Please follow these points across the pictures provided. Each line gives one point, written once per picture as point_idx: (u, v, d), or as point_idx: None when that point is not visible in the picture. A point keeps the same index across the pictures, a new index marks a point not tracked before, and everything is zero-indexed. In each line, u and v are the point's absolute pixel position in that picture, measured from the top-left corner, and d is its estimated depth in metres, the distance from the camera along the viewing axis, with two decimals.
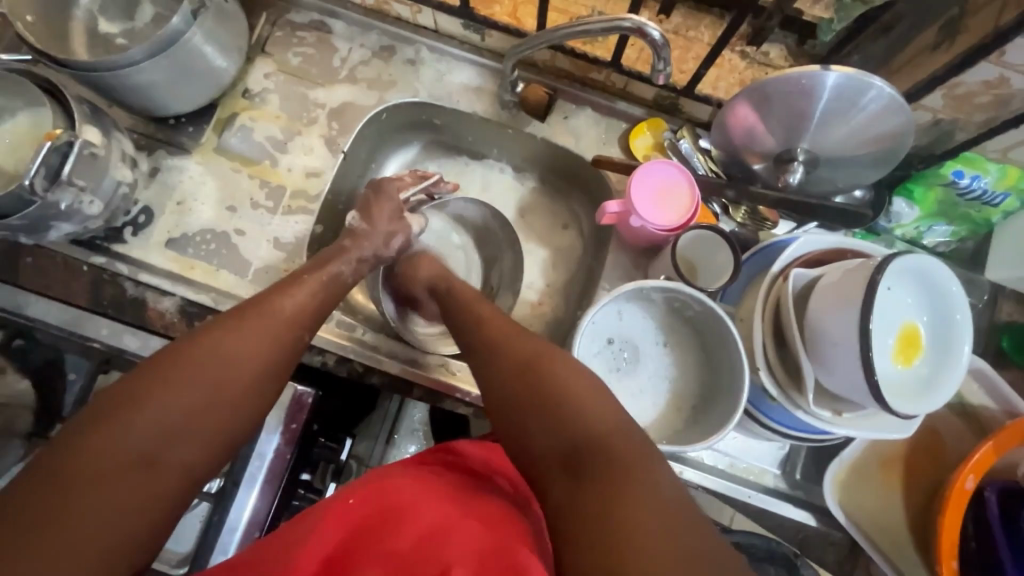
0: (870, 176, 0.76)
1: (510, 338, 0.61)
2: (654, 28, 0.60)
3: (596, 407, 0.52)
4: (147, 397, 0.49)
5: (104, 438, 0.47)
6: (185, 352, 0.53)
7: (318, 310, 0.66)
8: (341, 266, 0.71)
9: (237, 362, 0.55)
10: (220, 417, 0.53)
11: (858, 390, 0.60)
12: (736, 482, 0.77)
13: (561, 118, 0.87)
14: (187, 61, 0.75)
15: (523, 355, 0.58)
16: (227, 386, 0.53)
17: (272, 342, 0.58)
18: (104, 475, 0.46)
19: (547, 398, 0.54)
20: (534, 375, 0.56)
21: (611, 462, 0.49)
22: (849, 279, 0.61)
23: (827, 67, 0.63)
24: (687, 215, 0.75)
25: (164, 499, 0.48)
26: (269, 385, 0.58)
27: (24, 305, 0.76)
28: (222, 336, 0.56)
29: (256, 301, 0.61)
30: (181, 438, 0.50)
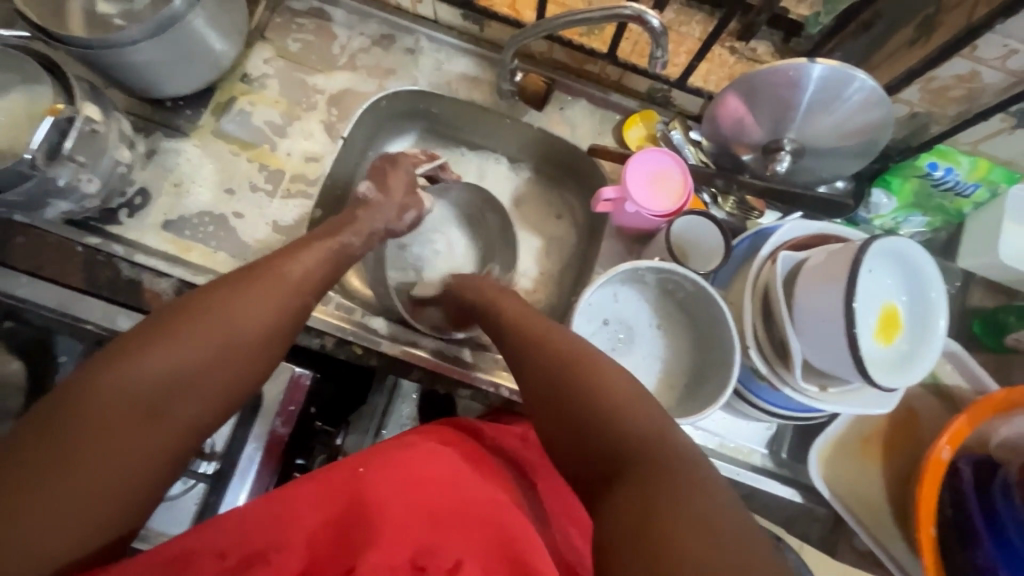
0: (851, 167, 0.80)
1: (544, 342, 0.62)
2: (654, 16, 0.63)
3: (633, 410, 0.53)
4: (156, 349, 0.52)
5: (113, 384, 0.49)
6: (193, 309, 0.55)
7: (324, 278, 0.68)
8: (351, 238, 0.73)
9: (244, 321, 0.57)
10: (225, 373, 0.55)
11: (844, 365, 0.63)
12: (725, 461, 0.80)
13: (557, 110, 0.90)
14: (189, 42, 0.75)
15: (562, 357, 0.59)
16: (233, 343, 0.56)
17: (278, 304, 0.60)
18: (111, 420, 0.48)
19: (580, 399, 0.55)
20: (569, 375, 0.57)
21: (650, 462, 0.48)
22: (834, 261, 0.64)
23: (813, 59, 0.66)
24: (681, 201, 0.78)
25: (167, 447, 0.51)
26: (274, 345, 0.60)
27: (15, 285, 0.75)
28: (231, 297, 0.58)
29: (265, 265, 0.62)
30: (185, 391, 0.52)
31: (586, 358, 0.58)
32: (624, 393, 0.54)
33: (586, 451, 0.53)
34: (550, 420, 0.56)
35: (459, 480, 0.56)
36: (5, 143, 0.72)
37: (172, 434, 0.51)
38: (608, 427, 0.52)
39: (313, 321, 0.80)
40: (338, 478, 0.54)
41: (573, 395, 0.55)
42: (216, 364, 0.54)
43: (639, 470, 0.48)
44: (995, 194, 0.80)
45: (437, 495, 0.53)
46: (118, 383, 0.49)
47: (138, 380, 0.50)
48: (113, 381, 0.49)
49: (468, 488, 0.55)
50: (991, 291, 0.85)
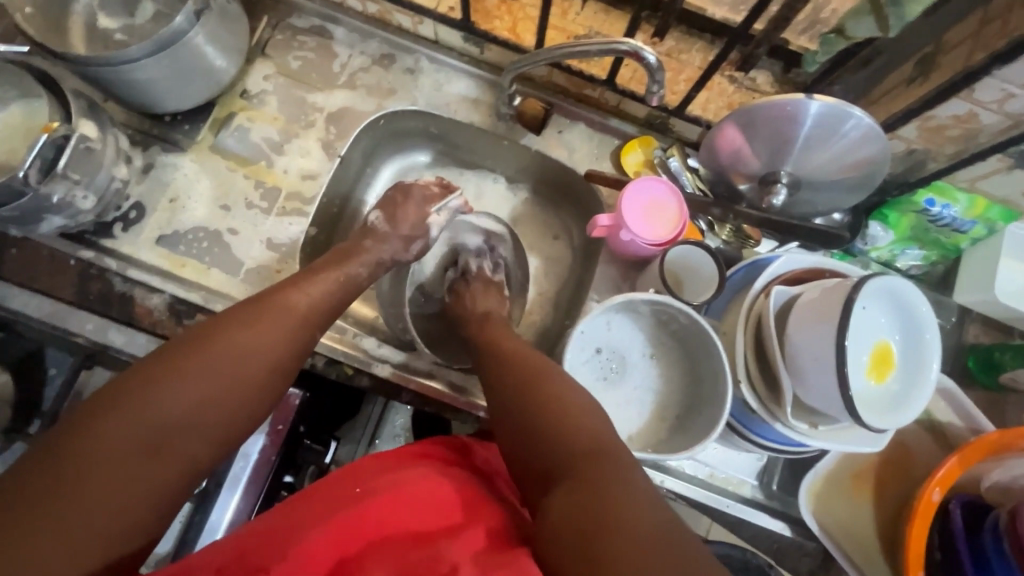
0: (847, 201, 0.80)
1: (504, 361, 0.66)
2: (650, 52, 0.63)
3: (579, 418, 0.55)
4: (164, 383, 0.51)
5: (112, 424, 0.48)
6: (203, 342, 0.55)
7: (329, 308, 0.67)
8: (359, 268, 0.73)
9: (250, 354, 0.56)
10: (231, 409, 0.54)
11: (836, 405, 0.63)
12: (714, 492, 0.79)
13: (556, 132, 0.89)
14: (189, 59, 0.75)
15: (517, 374, 0.63)
16: (239, 378, 0.55)
17: (282, 339, 0.60)
18: (112, 457, 0.47)
19: (529, 411, 0.58)
20: (525, 389, 0.60)
21: (587, 464, 0.51)
22: (827, 297, 0.63)
23: (811, 96, 0.66)
24: (675, 231, 0.78)
25: (167, 487, 0.50)
26: (279, 379, 0.59)
27: (7, 297, 0.75)
28: (238, 329, 0.57)
29: (272, 296, 0.62)
30: (187, 430, 0.51)
31: (540, 373, 0.62)
32: (569, 403, 0.57)
33: (536, 460, 0.55)
34: (508, 431, 0.59)
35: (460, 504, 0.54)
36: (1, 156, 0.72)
37: (175, 473, 0.50)
38: (555, 435, 0.54)
39: None
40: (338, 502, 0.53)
41: (521, 403, 0.59)
42: (224, 400, 0.54)
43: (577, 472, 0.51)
44: (992, 231, 0.80)
45: (439, 521, 0.52)
46: (126, 417, 0.48)
47: (146, 415, 0.49)
48: (121, 415, 0.48)
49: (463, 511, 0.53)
50: (987, 327, 0.85)
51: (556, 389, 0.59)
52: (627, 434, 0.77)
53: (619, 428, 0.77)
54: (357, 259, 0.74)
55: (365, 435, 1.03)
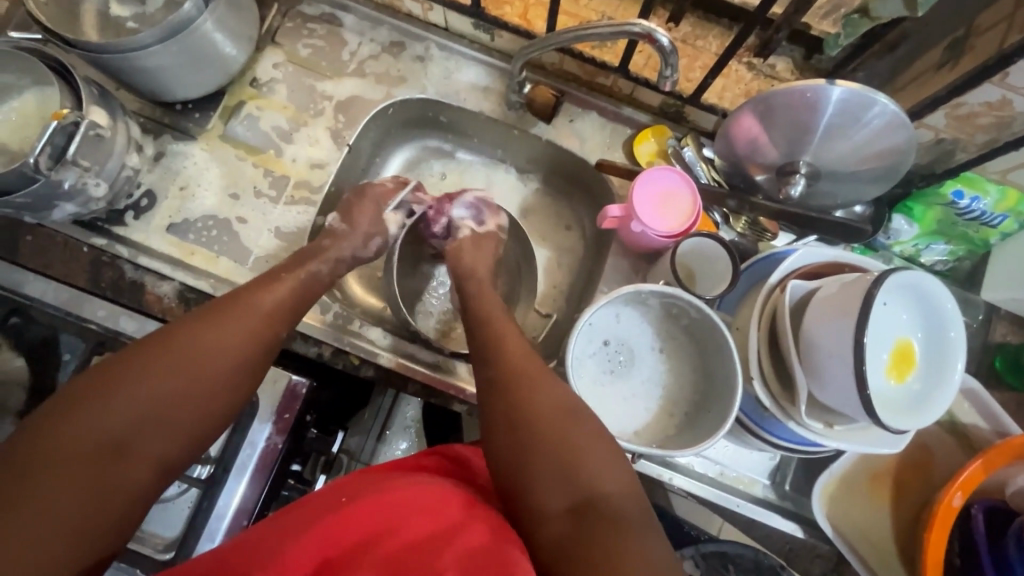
0: (869, 192, 0.77)
1: (543, 379, 0.62)
2: (663, 34, 0.61)
3: (613, 471, 0.55)
4: (129, 382, 0.52)
5: (80, 422, 0.49)
6: (166, 342, 0.55)
7: (296, 306, 0.67)
8: (319, 266, 0.72)
9: (211, 353, 0.57)
10: (192, 406, 0.54)
11: (853, 405, 0.60)
12: (725, 491, 0.78)
13: (566, 121, 0.87)
14: (197, 47, 0.75)
15: (555, 399, 0.60)
16: (200, 377, 0.55)
17: (248, 335, 0.60)
18: (79, 454, 0.48)
19: (562, 448, 0.56)
20: (555, 421, 0.58)
21: (622, 520, 0.52)
22: (847, 292, 0.61)
23: (833, 81, 0.63)
24: (688, 223, 0.76)
25: (137, 482, 0.51)
26: (244, 378, 0.59)
27: (22, 282, 0.76)
28: (202, 328, 0.58)
29: (239, 298, 0.62)
30: (156, 425, 0.52)
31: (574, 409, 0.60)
32: (604, 453, 0.57)
33: (561, 498, 0.54)
34: (528, 453, 0.57)
35: (451, 504, 0.54)
36: (14, 144, 0.73)
37: (136, 472, 0.51)
38: (591, 479, 0.54)
39: (311, 329, 0.80)
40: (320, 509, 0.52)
41: (560, 437, 0.57)
42: (185, 398, 0.54)
43: (609, 520, 0.51)
44: None
45: (423, 518, 0.51)
46: (83, 417, 0.49)
47: (106, 415, 0.50)
48: (80, 416, 0.49)
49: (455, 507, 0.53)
50: (1016, 326, 0.82)
51: (593, 432, 0.58)
52: (634, 429, 0.75)
53: (626, 422, 0.76)
54: (326, 258, 0.74)
55: (375, 427, 1.04)
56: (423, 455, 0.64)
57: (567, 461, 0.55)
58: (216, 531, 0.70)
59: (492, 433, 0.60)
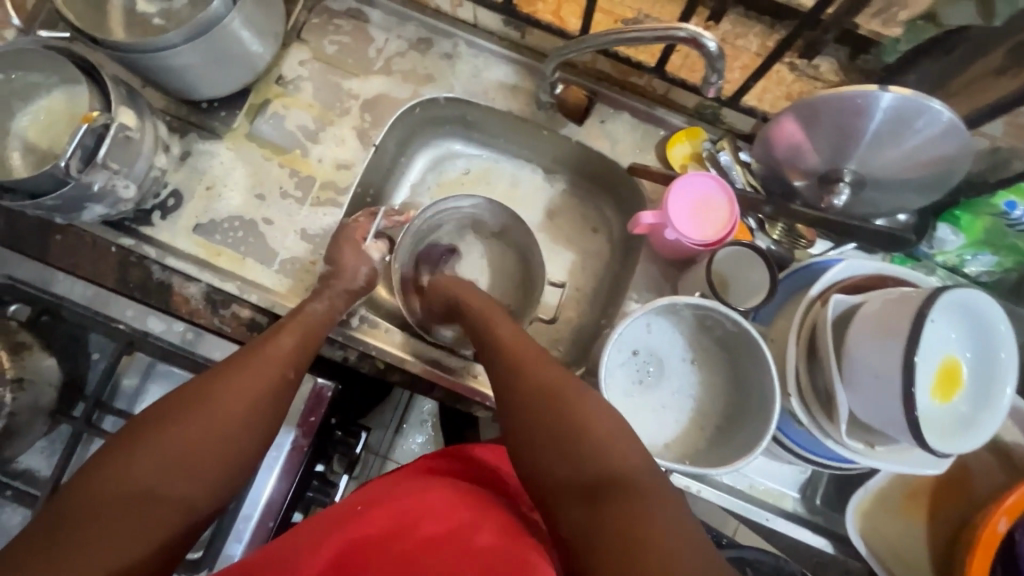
0: (916, 202, 0.74)
1: (536, 365, 0.60)
2: (710, 39, 0.58)
3: (619, 445, 0.52)
4: (151, 437, 0.54)
5: (105, 479, 0.51)
6: (188, 397, 0.58)
7: (307, 348, 0.68)
8: (317, 304, 0.73)
9: (228, 402, 0.58)
10: (215, 455, 0.56)
11: (898, 426, 0.58)
12: (754, 504, 0.76)
13: (598, 122, 0.85)
14: (225, 46, 0.74)
15: (547, 380, 0.58)
16: (217, 426, 0.57)
17: (258, 380, 0.61)
18: (103, 510, 0.49)
19: (562, 429, 0.54)
20: (558, 401, 0.56)
21: (635, 490, 0.49)
22: (893, 310, 0.58)
23: (885, 88, 0.60)
24: (725, 231, 0.74)
25: (164, 532, 0.51)
26: (262, 422, 0.60)
27: (52, 281, 0.76)
28: (214, 379, 0.60)
29: (254, 348, 0.64)
30: (178, 473, 0.54)
31: (573, 388, 0.57)
32: (610, 425, 0.54)
33: (572, 478, 0.52)
34: (530, 442, 0.56)
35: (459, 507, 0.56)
36: (44, 144, 0.73)
37: (168, 524, 0.52)
38: (597, 456, 0.52)
39: (338, 332, 0.80)
40: (339, 519, 0.56)
41: (559, 414, 0.55)
42: (207, 449, 0.55)
43: (619, 495, 0.49)
44: None
45: (431, 525, 0.54)
46: (112, 475, 0.51)
47: (135, 471, 0.52)
48: (108, 473, 0.51)
49: (466, 511, 0.56)
50: None
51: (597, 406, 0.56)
52: (664, 442, 0.74)
53: (655, 433, 0.74)
54: (334, 292, 0.75)
55: (393, 420, 1.09)
56: (433, 455, 0.67)
57: (569, 438, 0.53)
58: (242, 531, 0.70)
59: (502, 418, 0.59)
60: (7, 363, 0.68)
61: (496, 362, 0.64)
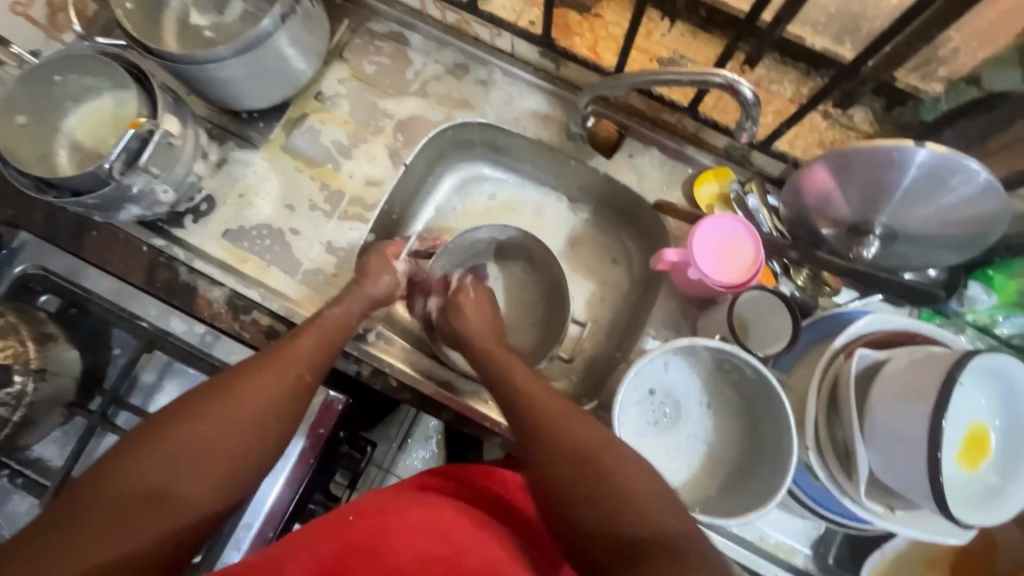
0: (946, 258, 0.73)
1: (562, 418, 0.59)
2: (747, 86, 0.59)
3: (649, 504, 0.52)
4: (166, 431, 0.54)
5: (117, 471, 0.51)
6: (203, 394, 0.57)
7: (325, 353, 0.68)
8: (334, 309, 0.72)
9: (241, 402, 0.58)
10: (227, 456, 0.55)
11: (921, 492, 0.56)
12: (763, 557, 0.74)
13: (626, 156, 0.86)
14: (270, 61, 0.76)
15: (578, 442, 0.57)
16: (231, 425, 0.56)
17: (275, 382, 0.61)
18: (115, 501, 0.49)
19: (588, 489, 0.53)
20: (587, 461, 0.55)
21: (666, 547, 0.48)
22: (921, 369, 0.57)
23: (921, 144, 0.59)
24: (749, 274, 0.73)
25: (170, 529, 0.51)
26: (275, 425, 0.59)
27: (82, 276, 0.79)
28: (233, 378, 0.59)
29: (273, 349, 0.64)
30: (188, 470, 0.53)
31: (606, 443, 0.56)
32: (642, 484, 0.53)
33: (607, 537, 0.51)
34: (561, 503, 0.54)
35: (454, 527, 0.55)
36: (91, 144, 0.77)
37: (173, 521, 0.51)
38: (632, 518, 0.50)
39: (353, 347, 0.81)
40: (330, 523, 0.56)
41: (595, 479, 0.54)
42: (220, 452, 0.55)
43: (661, 557, 0.48)
44: None
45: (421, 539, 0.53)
46: (124, 474, 0.50)
47: (149, 472, 0.51)
48: (122, 466, 0.51)
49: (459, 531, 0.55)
50: None
51: (624, 467, 0.54)
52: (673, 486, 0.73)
53: (665, 477, 0.73)
54: (356, 297, 0.75)
55: (398, 435, 1.08)
56: (426, 475, 0.66)
57: (601, 498, 0.52)
58: (242, 539, 0.69)
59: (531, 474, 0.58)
60: (33, 353, 0.70)
61: (520, 421, 0.61)
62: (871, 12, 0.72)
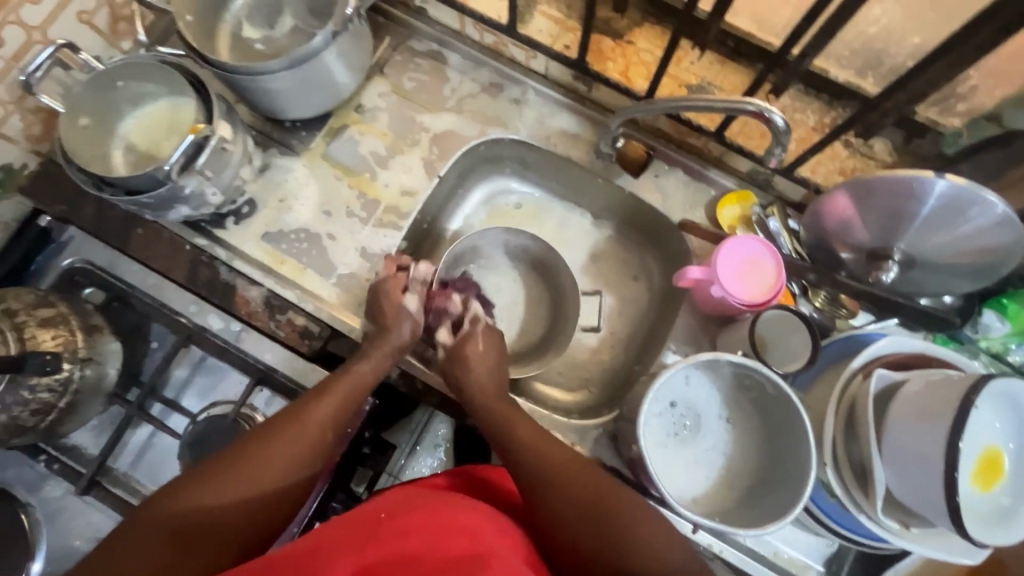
0: (962, 287, 0.75)
1: (576, 467, 0.64)
2: (778, 115, 0.62)
3: (655, 549, 0.58)
4: (194, 486, 0.58)
5: (149, 519, 0.56)
6: (232, 453, 0.61)
7: (347, 415, 0.69)
8: (363, 366, 0.73)
9: (263, 463, 0.61)
10: (244, 515, 0.59)
11: (936, 510, 0.58)
12: (777, 572, 0.76)
13: (652, 176, 0.89)
14: (319, 75, 0.81)
15: (590, 489, 0.62)
16: (251, 486, 0.60)
17: (296, 446, 0.64)
18: (144, 548, 0.54)
19: (603, 544, 0.59)
20: (596, 513, 0.60)
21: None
22: (939, 392, 0.59)
23: (941, 175, 0.62)
24: (770, 293, 0.75)
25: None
26: (288, 488, 0.62)
27: (127, 271, 0.83)
28: (260, 440, 0.63)
29: (299, 408, 0.67)
30: (209, 526, 0.57)
31: (615, 494, 0.62)
32: (649, 531, 0.59)
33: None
34: (574, 548, 0.60)
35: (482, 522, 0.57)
36: (144, 146, 0.81)
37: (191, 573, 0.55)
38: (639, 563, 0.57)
39: None
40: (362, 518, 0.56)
41: (606, 528, 0.59)
42: (238, 511, 0.58)
43: None
44: None
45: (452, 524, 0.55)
46: (155, 523, 0.56)
47: (166, 530, 0.55)
48: (155, 515, 0.56)
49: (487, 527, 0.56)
50: None
51: (633, 512, 0.61)
52: (691, 498, 0.75)
53: (685, 488, 0.75)
54: (382, 351, 0.76)
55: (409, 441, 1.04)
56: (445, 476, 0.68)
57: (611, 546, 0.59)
58: None
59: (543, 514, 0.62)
60: (81, 342, 0.73)
61: (530, 476, 0.64)
62: (893, 49, 0.76)
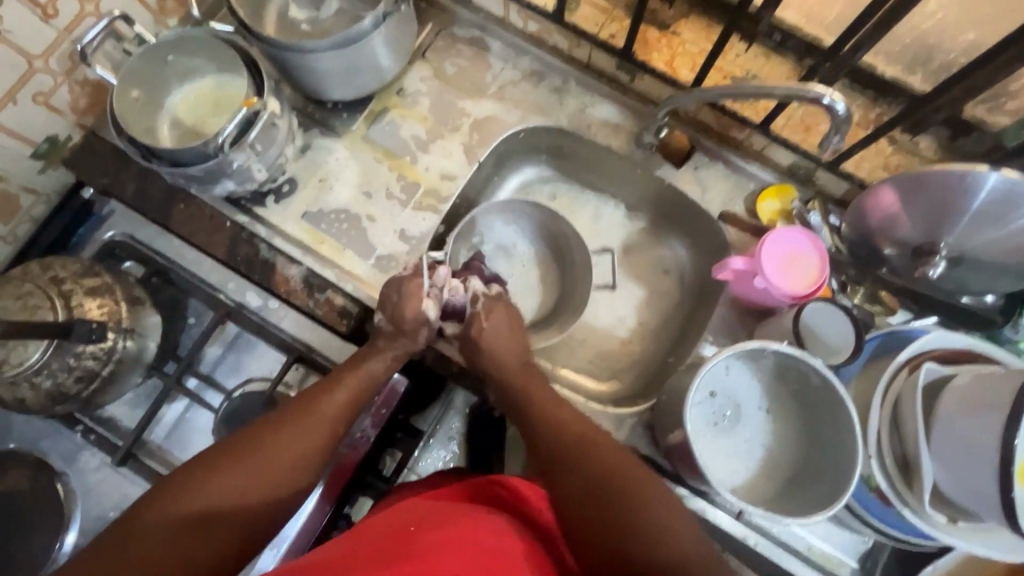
0: (1005, 285, 0.76)
1: (597, 446, 0.64)
2: (841, 102, 0.62)
3: (674, 529, 0.57)
4: (205, 475, 0.58)
5: (158, 507, 0.55)
6: (242, 442, 0.61)
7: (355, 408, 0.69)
8: (378, 364, 0.72)
9: (273, 454, 0.61)
10: (256, 504, 0.59)
11: (990, 507, 0.58)
12: (813, 566, 0.75)
13: (691, 169, 0.89)
14: (368, 56, 0.81)
15: (612, 465, 0.62)
16: (263, 476, 0.60)
17: (306, 438, 0.64)
18: (154, 534, 0.53)
19: (621, 523, 0.57)
20: (616, 486, 0.60)
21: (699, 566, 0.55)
22: (987, 382, 0.59)
23: (995, 169, 0.62)
24: (813, 286, 0.75)
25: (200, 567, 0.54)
26: (298, 478, 0.63)
27: (168, 248, 0.83)
28: (269, 430, 0.63)
29: (309, 400, 0.67)
30: (221, 513, 0.57)
31: (634, 475, 0.61)
32: (665, 516, 0.58)
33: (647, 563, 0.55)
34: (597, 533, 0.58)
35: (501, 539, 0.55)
36: (191, 121, 0.81)
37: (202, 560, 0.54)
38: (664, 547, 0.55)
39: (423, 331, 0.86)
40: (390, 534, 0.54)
41: (631, 500, 0.59)
42: (250, 500, 0.59)
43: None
44: None
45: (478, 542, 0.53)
46: (167, 507, 0.55)
47: (178, 513, 0.55)
48: (164, 501, 0.55)
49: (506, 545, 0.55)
50: None
51: (654, 495, 0.59)
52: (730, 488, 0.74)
53: (723, 478, 0.75)
54: (393, 346, 0.74)
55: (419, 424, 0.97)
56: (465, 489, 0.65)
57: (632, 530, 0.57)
58: (281, 542, 0.71)
59: (565, 497, 0.61)
60: (124, 313, 0.73)
61: (550, 455, 0.65)
62: (947, 45, 0.77)
